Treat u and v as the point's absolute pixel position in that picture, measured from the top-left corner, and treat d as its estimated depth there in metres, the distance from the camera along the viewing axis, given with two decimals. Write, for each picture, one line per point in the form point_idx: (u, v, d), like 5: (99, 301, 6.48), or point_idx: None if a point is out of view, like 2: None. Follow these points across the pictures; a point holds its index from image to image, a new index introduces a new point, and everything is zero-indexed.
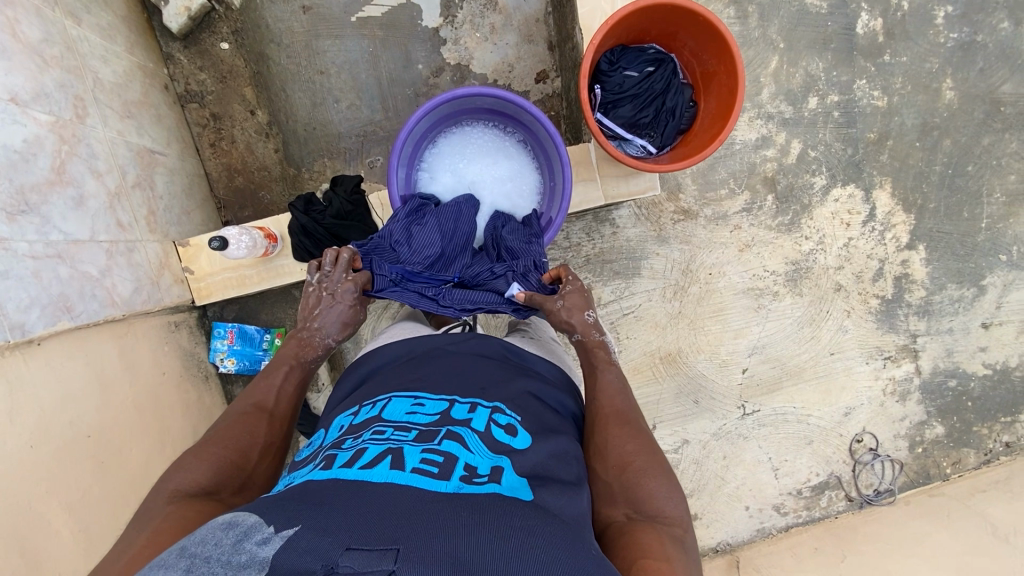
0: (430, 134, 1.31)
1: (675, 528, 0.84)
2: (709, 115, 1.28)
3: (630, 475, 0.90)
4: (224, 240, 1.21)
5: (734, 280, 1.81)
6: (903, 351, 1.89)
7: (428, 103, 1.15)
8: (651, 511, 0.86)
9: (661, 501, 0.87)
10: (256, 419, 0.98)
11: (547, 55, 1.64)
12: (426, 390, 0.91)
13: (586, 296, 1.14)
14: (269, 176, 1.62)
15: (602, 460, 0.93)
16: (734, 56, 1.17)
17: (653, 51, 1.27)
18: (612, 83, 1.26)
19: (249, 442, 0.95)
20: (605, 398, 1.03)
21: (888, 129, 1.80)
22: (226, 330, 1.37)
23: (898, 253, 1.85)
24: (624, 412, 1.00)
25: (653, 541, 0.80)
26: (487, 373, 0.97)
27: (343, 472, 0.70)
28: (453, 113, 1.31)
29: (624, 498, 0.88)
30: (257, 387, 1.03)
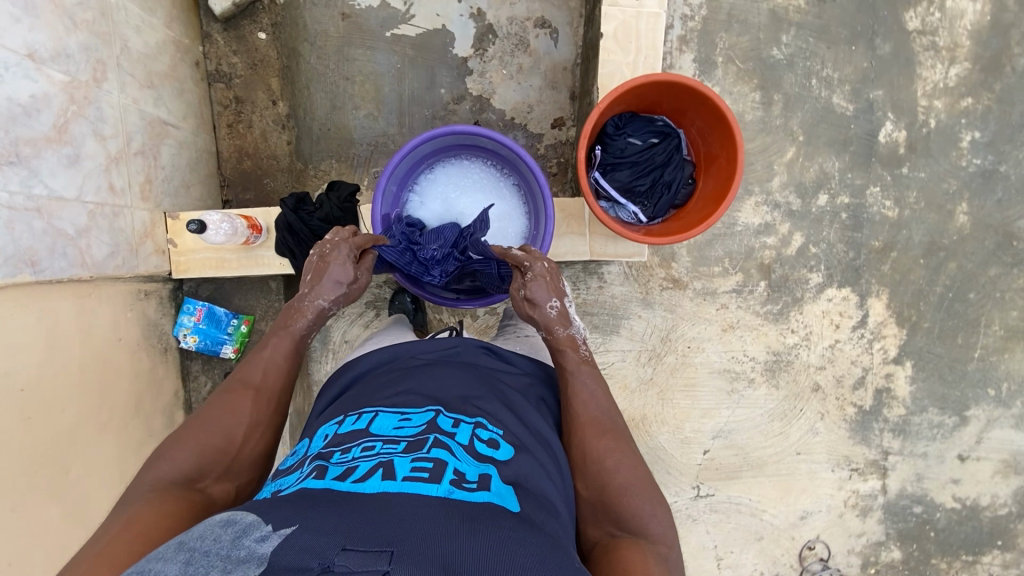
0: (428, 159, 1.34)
1: (657, 546, 0.86)
2: (704, 196, 1.28)
3: (612, 494, 0.91)
4: (203, 224, 1.24)
5: (712, 358, 1.78)
6: (872, 466, 1.84)
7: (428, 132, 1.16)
8: (636, 530, 0.88)
9: (644, 518, 0.89)
10: (240, 398, 0.96)
11: (567, 103, 1.67)
12: (412, 402, 0.89)
13: (554, 287, 1.14)
14: (276, 165, 1.66)
15: (583, 476, 0.95)
16: (736, 144, 1.18)
17: (660, 123, 1.29)
18: (614, 147, 1.27)
19: (232, 423, 0.93)
20: (582, 409, 1.01)
21: (894, 240, 1.78)
22: (195, 307, 1.40)
23: (884, 365, 1.81)
24: (600, 419, 0.99)
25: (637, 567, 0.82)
26: (473, 383, 0.96)
27: (336, 484, 0.69)
28: (454, 145, 1.33)
29: (607, 515, 0.91)
30: (243, 365, 1.02)
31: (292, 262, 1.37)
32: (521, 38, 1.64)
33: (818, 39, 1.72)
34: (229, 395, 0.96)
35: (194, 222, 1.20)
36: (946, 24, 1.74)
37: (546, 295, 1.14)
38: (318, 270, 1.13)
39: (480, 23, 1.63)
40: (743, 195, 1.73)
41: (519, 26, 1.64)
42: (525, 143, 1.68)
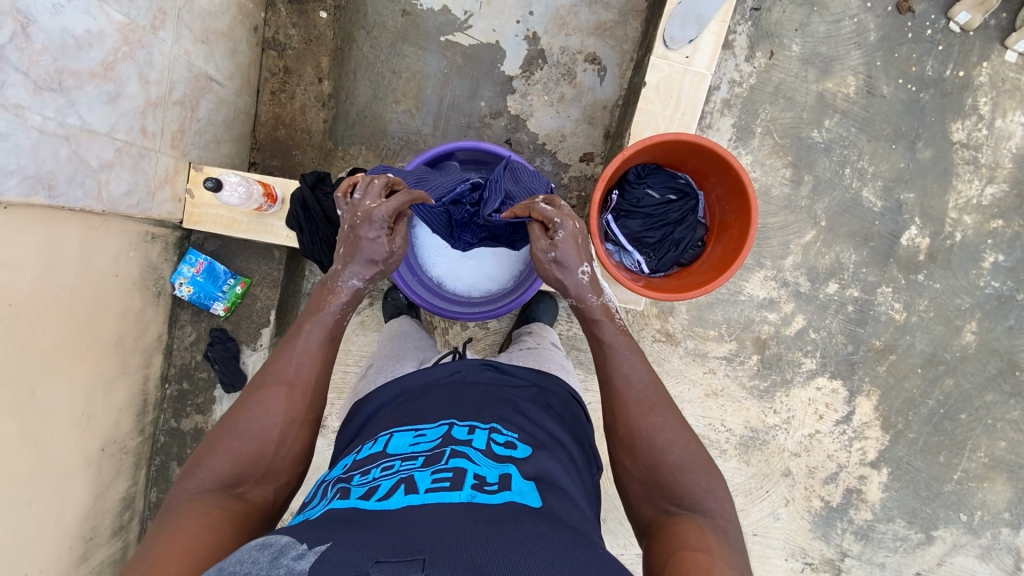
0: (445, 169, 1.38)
1: (715, 519, 0.88)
2: (710, 261, 1.28)
3: (665, 470, 0.94)
4: (219, 183, 1.26)
5: (689, 420, 1.77)
6: (827, 564, 1.80)
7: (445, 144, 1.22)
8: (692, 504, 0.90)
9: (698, 492, 0.91)
10: (274, 397, 0.97)
11: (600, 141, 1.69)
12: (425, 420, 0.89)
13: (580, 249, 1.10)
14: (308, 140, 1.69)
15: (632, 454, 0.97)
16: (751, 218, 1.18)
17: (681, 181, 1.30)
18: (631, 195, 1.28)
19: (266, 424, 0.95)
20: (625, 389, 1.02)
21: (895, 344, 1.76)
22: (197, 260, 1.44)
23: (859, 466, 1.79)
24: (642, 394, 1.01)
25: (697, 542, 0.84)
26: (487, 398, 0.96)
27: (362, 503, 0.70)
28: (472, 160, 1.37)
29: (661, 494, 0.93)
30: (275, 360, 1.02)
31: (298, 236, 1.40)
32: (569, 69, 1.67)
33: (860, 130, 1.72)
34: (262, 396, 0.96)
35: (210, 179, 1.22)
36: (991, 142, 1.73)
37: (573, 262, 1.10)
38: (352, 244, 1.09)
39: (533, 47, 1.67)
40: (753, 266, 1.73)
41: (570, 57, 1.67)
42: (550, 170, 1.70)
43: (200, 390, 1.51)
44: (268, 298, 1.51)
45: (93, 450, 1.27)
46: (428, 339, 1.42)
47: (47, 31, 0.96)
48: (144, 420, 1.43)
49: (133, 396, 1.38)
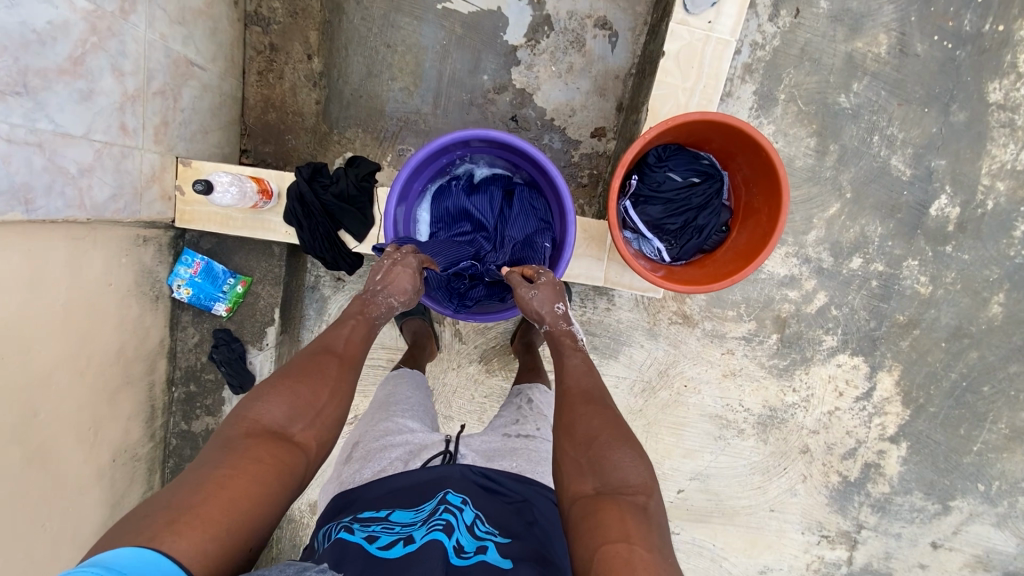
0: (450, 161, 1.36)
1: (638, 497, 0.85)
2: (735, 248, 1.21)
3: (596, 448, 0.92)
4: (210, 184, 1.18)
5: (706, 401, 1.74)
6: (843, 536, 1.82)
7: (452, 134, 1.17)
8: (617, 483, 0.87)
9: (625, 471, 0.88)
10: (326, 361, 1.03)
11: (612, 114, 1.58)
12: (421, 488, 0.90)
13: (557, 290, 1.17)
14: (300, 123, 1.59)
15: (569, 438, 0.96)
16: (781, 203, 1.10)
17: (705, 162, 1.21)
18: (651, 179, 1.19)
19: (319, 380, 1.00)
20: (575, 391, 1.03)
21: (919, 318, 1.70)
22: (194, 260, 1.37)
23: (879, 441, 1.77)
24: (589, 391, 1.03)
25: (616, 520, 0.81)
26: (475, 487, 0.93)
27: (366, 543, 0.76)
28: (478, 151, 1.35)
29: (592, 472, 0.89)
30: (326, 335, 1.10)
31: (297, 233, 1.32)
32: (577, 36, 1.54)
33: (891, 94, 1.61)
34: (317, 359, 1.03)
35: (200, 182, 1.14)
36: None
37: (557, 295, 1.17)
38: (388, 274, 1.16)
39: (538, 12, 1.53)
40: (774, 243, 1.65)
41: (578, 23, 1.54)
42: (560, 147, 1.60)
43: (208, 392, 1.48)
44: (271, 296, 1.45)
45: (104, 462, 1.24)
46: (424, 403, 1.20)
47: (4, 27, 0.86)
48: (153, 425, 1.40)
49: (140, 404, 1.34)
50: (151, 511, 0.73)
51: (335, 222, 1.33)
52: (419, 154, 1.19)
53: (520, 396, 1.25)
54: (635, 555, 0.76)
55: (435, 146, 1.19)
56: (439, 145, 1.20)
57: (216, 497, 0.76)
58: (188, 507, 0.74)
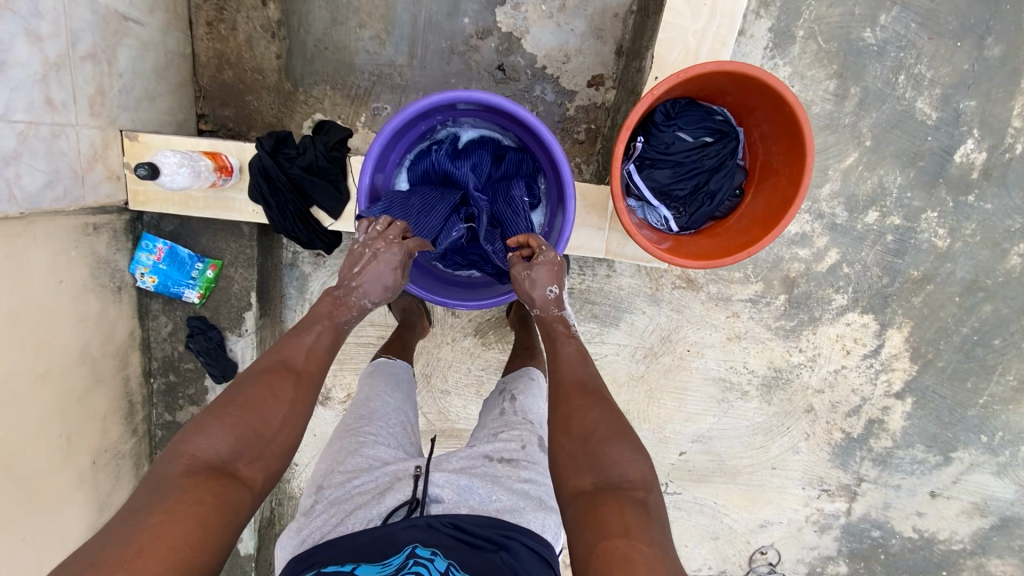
0: (429, 124, 1.23)
1: (637, 491, 0.84)
2: (750, 215, 1.10)
3: (594, 442, 0.90)
4: (156, 168, 1.05)
5: (709, 365, 1.69)
6: (843, 489, 1.83)
7: (428, 97, 1.04)
8: (617, 477, 0.85)
9: (624, 465, 0.86)
10: (280, 381, 0.94)
11: (610, 59, 1.42)
12: (390, 535, 0.82)
13: (555, 271, 1.08)
14: (261, 82, 1.42)
15: (567, 430, 0.94)
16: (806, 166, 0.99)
17: (719, 119, 1.08)
18: (659, 139, 1.06)
19: (271, 406, 0.91)
20: (573, 386, 1.00)
21: (934, 273, 1.62)
22: (155, 246, 1.26)
23: (884, 397, 1.74)
24: (585, 382, 1.00)
25: (614, 512, 0.80)
26: (451, 532, 0.84)
27: None
28: (458, 112, 1.21)
29: (591, 466, 0.87)
30: (285, 347, 1.00)
31: (265, 211, 1.19)
32: None
33: (920, 27, 1.45)
34: (269, 379, 0.93)
35: (141, 167, 1.01)
36: None
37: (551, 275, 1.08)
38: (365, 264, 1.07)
39: None
40: None
41: None
42: (553, 100, 1.44)
43: (189, 382, 1.40)
44: (245, 280, 1.34)
45: (82, 466, 1.18)
46: (402, 414, 1.11)
47: None
48: (134, 421, 1.33)
49: (115, 401, 1.26)
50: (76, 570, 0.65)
51: (305, 199, 1.19)
52: (393, 121, 1.05)
53: (500, 402, 1.14)
54: (635, 548, 0.75)
55: (410, 112, 1.05)
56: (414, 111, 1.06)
57: (149, 547, 0.68)
58: (118, 564, 0.66)
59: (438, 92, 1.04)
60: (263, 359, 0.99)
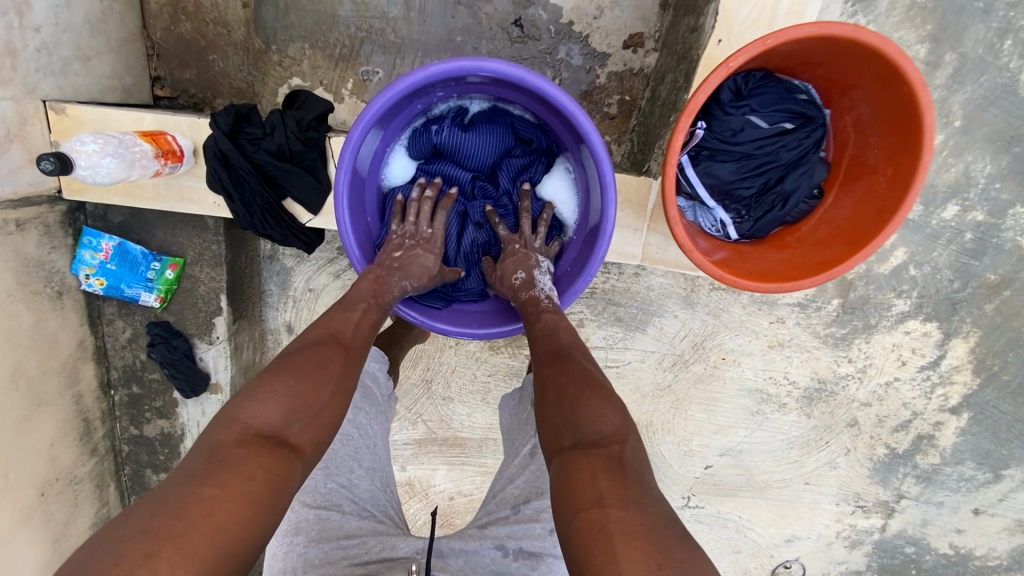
0: (420, 102, 0.98)
1: (612, 446, 0.68)
2: (831, 224, 0.87)
3: (567, 402, 0.75)
4: (66, 160, 0.80)
5: (746, 374, 1.50)
6: (880, 506, 1.68)
7: (425, 69, 0.80)
8: (591, 435, 0.70)
9: (595, 421, 0.71)
10: (331, 354, 0.77)
11: (653, 12, 1.15)
12: None
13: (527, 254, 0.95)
14: (226, 37, 1.17)
15: (543, 397, 0.79)
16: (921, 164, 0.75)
17: (802, 99, 0.83)
18: (724, 124, 0.82)
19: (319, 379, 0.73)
20: (542, 353, 0.85)
21: (1014, 277, 1.40)
22: (101, 242, 1.05)
23: (937, 412, 1.55)
24: (556, 349, 0.83)
25: (583, 472, 0.66)
26: None
27: None
28: (457, 87, 0.97)
29: (568, 429, 0.73)
30: (330, 320, 0.82)
31: (227, 205, 0.96)
32: None
33: None
34: (316, 351, 0.76)
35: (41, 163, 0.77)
36: None
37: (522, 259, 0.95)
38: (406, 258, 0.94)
39: None
40: None
41: None
42: (580, 64, 1.19)
43: (155, 394, 1.22)
44: (212, 280, 1.14)
45: (28, 500, 1.01)
46: (376, 459, 0.89)
47: None
48: (92, 440, 1.16)
49: (66, 422, 1.08)
50: (109, 549, 0.52)
51: (277, 191, 0.97)
52: (379, 101, 0.81)
53: (527, 442, 0.89)
54: (612, 518, 0.60)
55: (401, 89, 0.81)
56: (406, 87, 0.82)
57: (194, 530, 0.54)
58: (159, 546, 0.52)
59: (438, 63, 0.79)
60: (308, 329, 0.81)
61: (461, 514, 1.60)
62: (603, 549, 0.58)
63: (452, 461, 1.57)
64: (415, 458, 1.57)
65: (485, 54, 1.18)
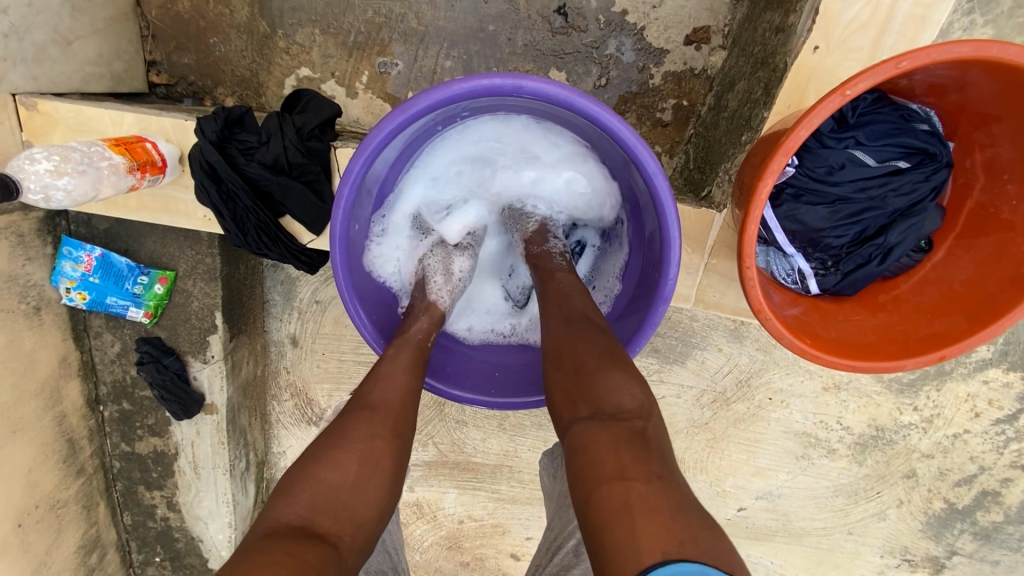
0: (442, 124, 0.80)
1: (635, 420, 0.56)
2: (944, 289, 0.70)
3: (581, 373, 0.62)
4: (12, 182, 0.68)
5: (794, 417, 1.35)
6: (929, 561, 1.47)
7: (447, 87, 0.63)
8: (610, 407, 0.57)
9: (617, 395, 0.58)
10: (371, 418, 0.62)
11: (724, 3, 0.97)
12: None
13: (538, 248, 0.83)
14: (228, 18, 1.03)
15: (556, 366, 0.66)
16: None
17: (922, 130, 0.66)
18: (818, 159, 0.66)
19: (361, 450, 0.59)
20: (555, 319, 0.70)
21: None
22: (82, 253, 0.97)
23: (1008, 468, 1.36)
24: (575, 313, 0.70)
25: (605, 452, 0.53)
26: None
27: None
28: (489, 106, 0.77)
29: (587, 393, 0.60)
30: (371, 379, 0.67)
31: (217, 221, 0.84)
32: None
33: None
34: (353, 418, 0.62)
35: None
36: None
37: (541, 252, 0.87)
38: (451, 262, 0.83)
39: None
40: None
41: None
42: (631, 61, 1.01)
43: (147, 412, 1.10)
44: (206, 296, 1.02)
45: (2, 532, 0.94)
46: (386, 557, 0.77)
47: None
48: (77, 460, 1.07)
49: (46, 444, 1.00)
50: None
51: (272, 207, 0.84)
52: (389, 125, 0.65)
53: (571, 536, 0.76)
54: (635, 495, 0.49)
55: (418, 111, 0.65)
56: (423, 109, 0.66)
57: None
58: None
59: (463, 81, 0.63)
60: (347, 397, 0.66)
61: (471, 538, 1.50)
62: (621, 528, 0.47)
63: (463, 485, 1.46)
64: (425, 479, 1.46)
65: (521, 47, 1.01)
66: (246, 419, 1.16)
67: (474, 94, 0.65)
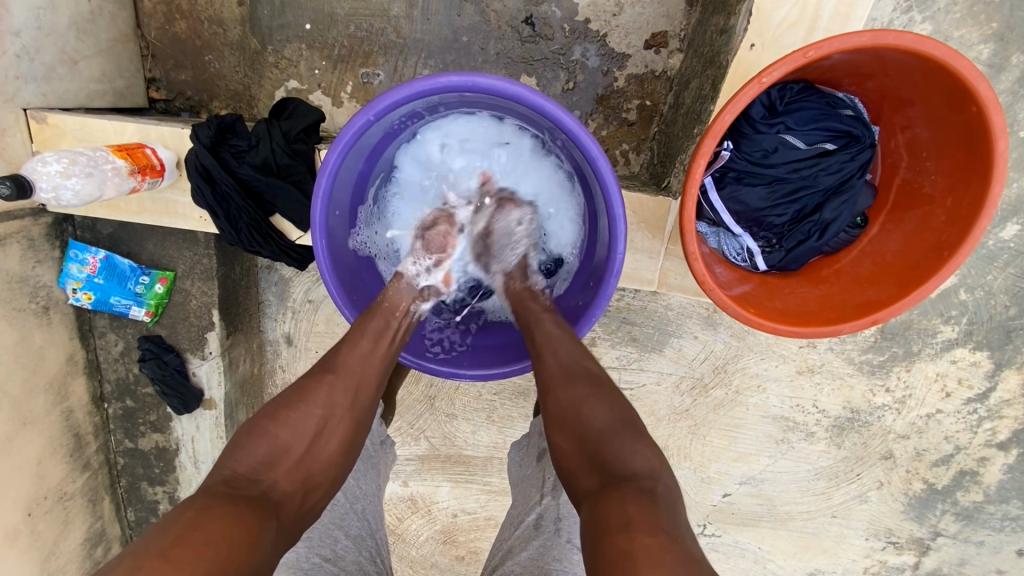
0: (410, 121, 0.87)
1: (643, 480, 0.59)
2: (878, 260, 0.76)
3: (587, 445, 0.65)
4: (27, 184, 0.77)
5: (771, 401, 1.40)
6: (914, 543, 1.50)
7: (410, 86, 0.70)
8: (620, 470, 0.61)
9: (627, 456, 0.62)
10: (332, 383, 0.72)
11: (679, 10, 1.05)
12: None
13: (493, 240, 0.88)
14: (222, 37, 1.12)
15: (559, 431, 0.69)
16: (992, 172, 0.64)
17: (847, 115, 0.73)
18: (754, 144, 0.73)
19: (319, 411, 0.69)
20: (552, 360, 0.73)
21: None
22: (88, 256, 1.04)
23: (983, 447, 1.40)
24: (572, 365, 0.72)
25: (614, 508, 0.56)
26: None
27: None
28: (451, 103, 0.85)
29: (596, 463, 0.63)
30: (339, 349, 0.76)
31: (212, 220, 0.91)
32: None
33: None
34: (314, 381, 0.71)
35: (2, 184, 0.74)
36: None
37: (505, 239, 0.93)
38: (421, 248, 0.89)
39: None
40: None
41: None
42: (596, 66, 1.09)
43: (149, 408, 1.16)
44: (204, 295, 1.09)
45: (13, 521, 0.99)
46: (365, 525, 0.82)
47: None
48: (83, 455, 1.13)
49: (53, 437, 1.06)
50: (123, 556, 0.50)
51: (262, 206, 0.91)
52: (359, 120, 0.72)
53: (530, 512, 0.83)
54: (640, 544, 0.51)
55: (384, 107, 0.72)
56: (389, 106, 0.73)
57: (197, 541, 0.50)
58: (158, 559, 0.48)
59: (425, 80, 0.70)
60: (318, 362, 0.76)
61: (465, 531, 1.54)
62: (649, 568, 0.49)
63: (456, 479, 1.50)
64: (418, 474, 1.51)
65: (493, 55, 1.09)
66: (244, 415, 1.22)
67: (434, 92, 0.72)
